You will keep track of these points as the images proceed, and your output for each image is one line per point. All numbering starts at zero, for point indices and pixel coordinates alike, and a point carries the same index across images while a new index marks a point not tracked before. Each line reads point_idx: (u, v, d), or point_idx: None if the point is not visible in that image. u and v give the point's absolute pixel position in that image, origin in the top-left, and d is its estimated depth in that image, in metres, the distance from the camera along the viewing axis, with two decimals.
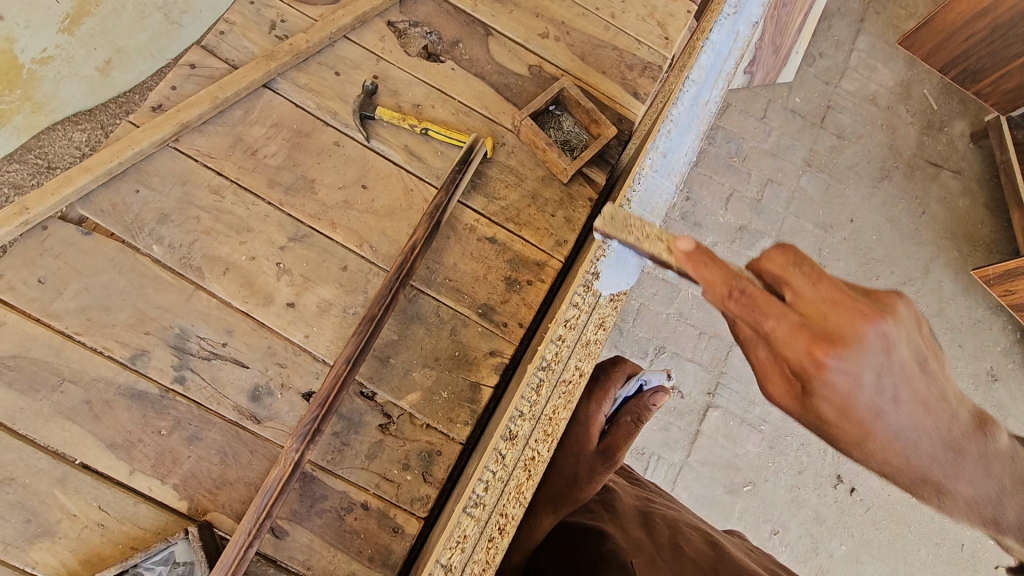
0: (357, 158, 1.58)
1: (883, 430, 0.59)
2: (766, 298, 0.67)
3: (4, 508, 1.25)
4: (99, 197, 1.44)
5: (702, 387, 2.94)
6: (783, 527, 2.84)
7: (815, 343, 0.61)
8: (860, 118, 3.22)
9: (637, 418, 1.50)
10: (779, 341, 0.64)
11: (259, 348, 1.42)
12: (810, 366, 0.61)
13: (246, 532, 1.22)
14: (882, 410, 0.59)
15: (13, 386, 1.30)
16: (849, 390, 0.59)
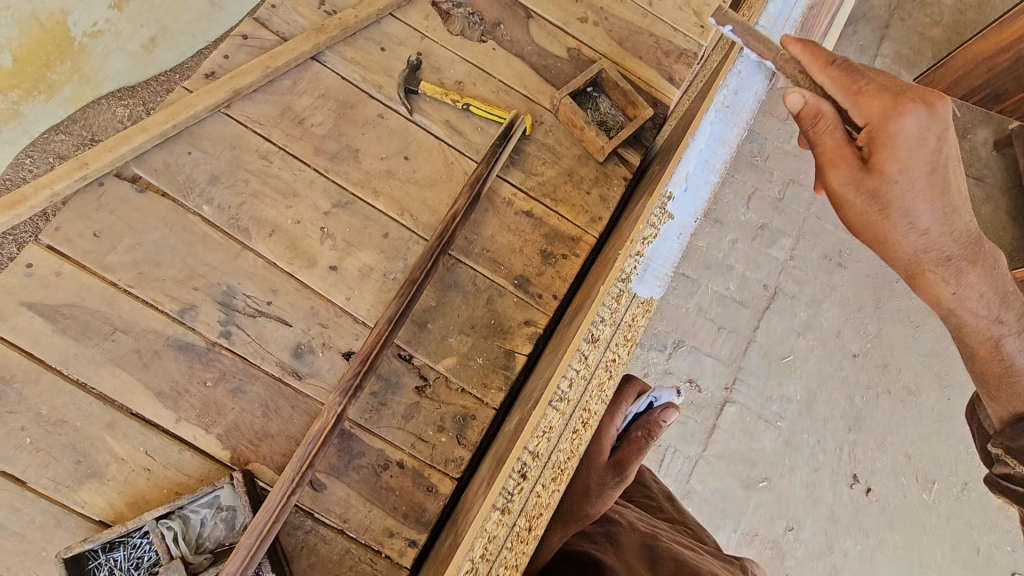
0: (399, 130, 1.63)
1: (907, 207, 1.11)
2: (858, 87, 1.12)
3: (56, 449, 1.29)
4: (153, 156, 1.48)
5: (720, 381, 2.95)
6: (798, 524, 2.86)
7: (896, 101, 1.09)
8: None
9: (647, 436, 1.47)
10: (866, 109, 1.11)
11: (303, 308, 1.46)
12: (891, 112, 1.09)
13: (287, 482, 1.25)
14: (915, 168, 1.09)
15: (67, 333, 1.35)
16: (913, 135, 1.08)
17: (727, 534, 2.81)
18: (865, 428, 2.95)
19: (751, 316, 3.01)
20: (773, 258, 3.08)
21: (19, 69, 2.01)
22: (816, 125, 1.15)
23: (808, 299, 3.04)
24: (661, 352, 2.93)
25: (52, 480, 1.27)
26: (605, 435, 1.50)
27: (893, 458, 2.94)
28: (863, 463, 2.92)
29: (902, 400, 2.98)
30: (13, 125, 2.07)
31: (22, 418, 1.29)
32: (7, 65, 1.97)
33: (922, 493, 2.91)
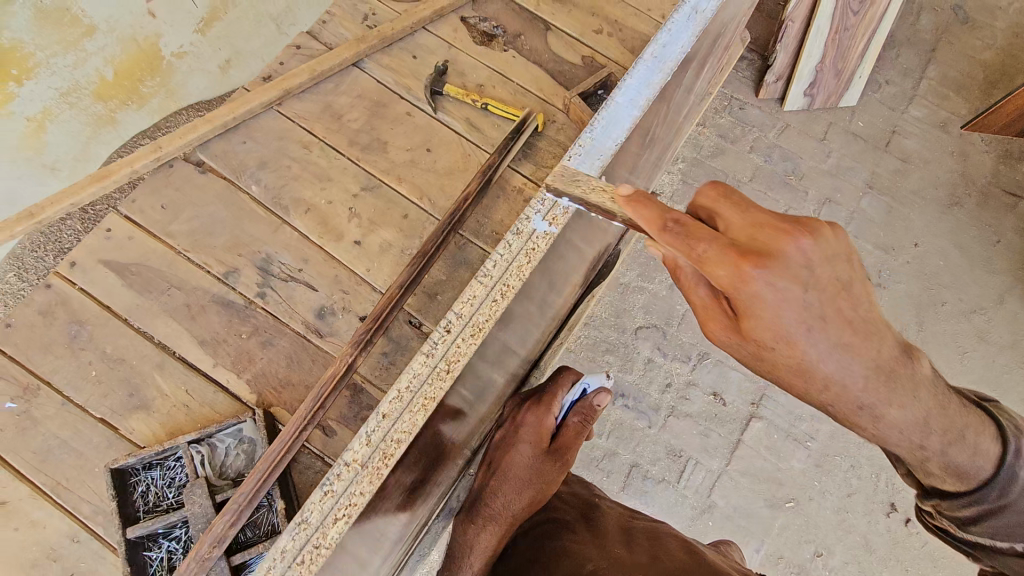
0: (424, 126, 1.82)
1: (808, 345, 0.67)
2: (697, 229, 0.71)
3: (115, 382, 1.51)
4: (215, 144, 1.73)
5: (747, 396, 2.58)
6: (828, 550, 2.45)
7: (741, 262, 0.66)
8: (929, 144, 2.94)
9: (584, 420, 1.33)
10: (718, 268, 0.68)
11: (328, 276, 1.64)
12: (736, 283, 0.67)
13: (300, 419, 1.38)
14: (799, 320, 0.66)
15: (134, 286, 1.58)
16: (768, 301, 0.66)
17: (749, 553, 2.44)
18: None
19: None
20: None
21: (118, 83, 2.34)
22: (676, 278, 0.79)
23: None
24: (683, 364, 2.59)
25: (109, 409, 1.48)
26: (542, 423, 1.31)
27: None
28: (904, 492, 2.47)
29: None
30: (110, 129, 2.36)
31: (91, 354, 1.52)
32: (110, 79, 2.31)
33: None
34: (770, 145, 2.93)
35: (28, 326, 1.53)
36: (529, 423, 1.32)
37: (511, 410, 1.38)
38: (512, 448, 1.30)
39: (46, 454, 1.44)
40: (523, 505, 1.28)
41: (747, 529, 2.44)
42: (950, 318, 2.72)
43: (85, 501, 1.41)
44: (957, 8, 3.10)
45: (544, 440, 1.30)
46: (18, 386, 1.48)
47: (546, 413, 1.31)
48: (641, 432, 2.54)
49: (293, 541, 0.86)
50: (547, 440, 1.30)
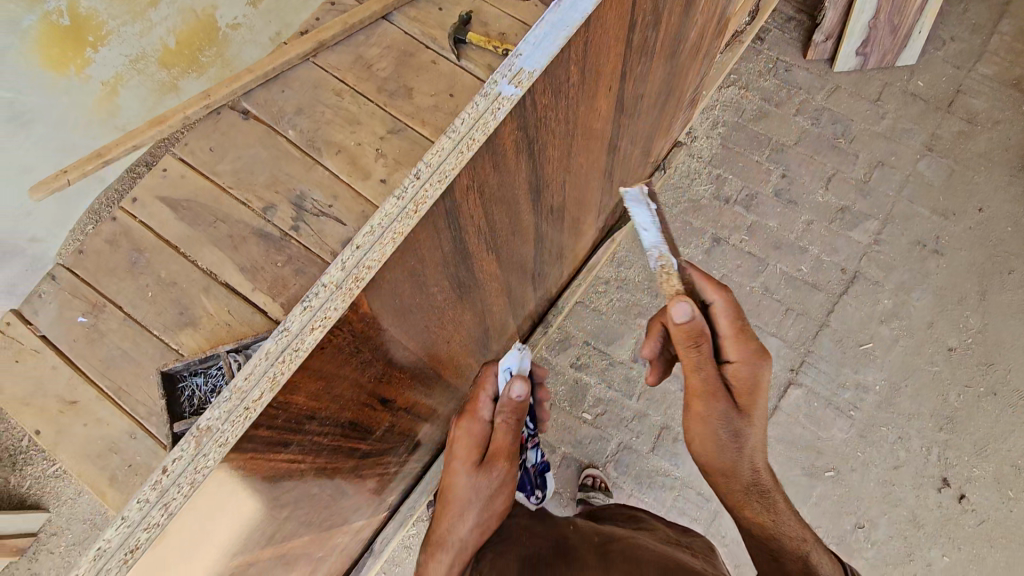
0: (448, 73, 1.89)
1: (753, 421, 1.07)
2: (737, 333, 1.07)
3: (168, 302, 1.68)
4: (257, 93, 1.87)
5: (786, 362, 2.42)
6: (870, 522, 2.24)
7: (755, 361, 1.06)
8: (997, 102, 2.68)
9: (513, 417, 1.09)
10: (734, 347, 1.07)
11: (357, 212, 1.76)
12: (737, 360, 1.07)
13: None
14: (755, 411, 1.07)
15: (185, 219, 1.75)
16: (746, 380, 1.06)
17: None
18: (961, 430, 2.31)
19: (825, 298, 2.48)
20: (854, 242, 2.54)
21: (180, 51, 2.53)
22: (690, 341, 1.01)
23: (894, 287, 2.47)
24: None
25: (162, 325, 1.66)
26: (474, 434, 1.12)
27: (996, 465, 2.28)
28: (955, 465, 2.29)
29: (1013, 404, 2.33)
30: (171, 95, 2.49)
31: (148, 278, 1.70)
32: (172, 47, 2.51)
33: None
34: (818, 108, 2.72)
35: (96, 252, 1.72)
36: (464, 431, 1.13)
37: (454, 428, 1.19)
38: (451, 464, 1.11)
39: (110, 362, 1.63)
40: (471, 529, 1.04)
41: None
42: (1016, 287, 2.45)
43: (141, 403, 1.59)
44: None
45: (477, 453, 1.10)
46: (89, 303, 1.68)
47: (476, 422, 1.13)
48: (672, 395, 2.41)
49: (178, 457, 0.62)
50: (479, 451, 1.10)
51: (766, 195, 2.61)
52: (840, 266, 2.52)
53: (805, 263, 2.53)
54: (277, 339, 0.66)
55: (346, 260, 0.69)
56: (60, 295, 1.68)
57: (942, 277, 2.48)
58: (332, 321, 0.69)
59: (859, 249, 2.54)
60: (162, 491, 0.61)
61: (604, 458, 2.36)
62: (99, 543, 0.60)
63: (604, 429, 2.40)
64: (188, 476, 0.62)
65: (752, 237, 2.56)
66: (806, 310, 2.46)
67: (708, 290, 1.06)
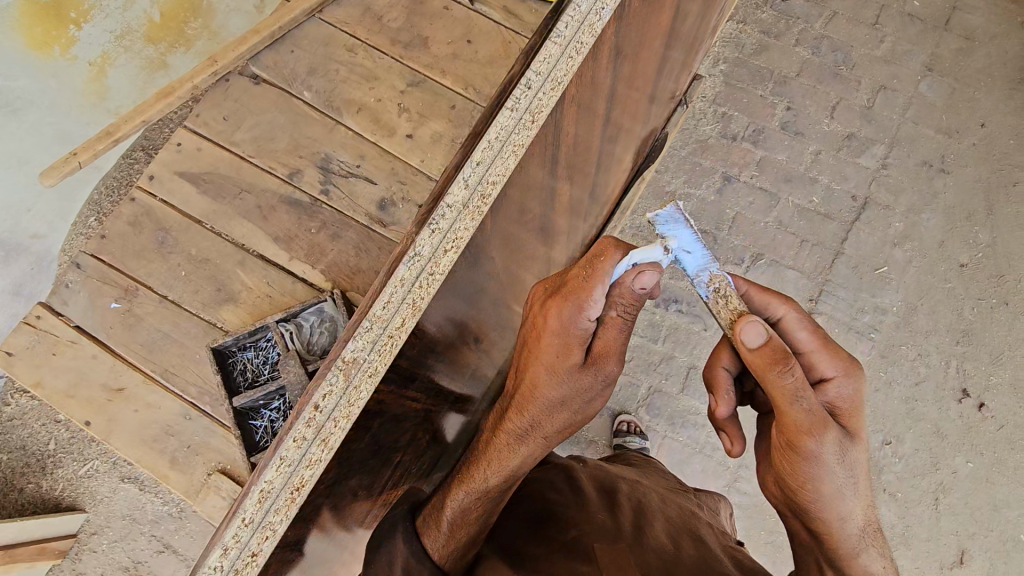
0: (463, 19, 1.82)
1: (858, 458, 0.83)
2: (828, 349, 0.86)
3: (204, 279, 1.62)
4: (265, 56, 1.78)
5: (805, 293, 2.42)
6: (897, 439, 2.30)
7: (852, 379, 0.85)
8: (994, 15, 2.59)
9: (630, 316, 0.85)
10: (824, 363, 0.86)
11: (385, 170, 1.70)
12: (834, 379, 0.85)
13: None
14: (859, 450, 0.83)
15: (209, 194, 1.68)
16: (848, 400, 0.85)
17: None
18: (978, 341, 2.36)
19: (838, 227, 2.46)
20: (862, 168, 2.50)
21: (165, 24, 2.39)
22: (788, 371, 0.77)
23: (905, 209, 2.46)
24: (736, 265, 2.44)
25: (201, 302, 1.61)
26: (570, 328, 0.85)
27: (1014, 372, 2.35)
28: (975, 375, 2.34)
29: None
30: (160, 73, 2.36)
31: (179, 257, 1.64)
32: (157, 20, 2.38)
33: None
34: (817, 37, 2.60)
35: (120, 236, 1.65)
36: (554, 322, 0.85)
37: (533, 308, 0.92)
38: (537, 355, 0.89)
39: (152, 345, 1.58)
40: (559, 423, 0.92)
41: None
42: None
43: (191, 384, 1.55)
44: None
45: (576, 350, 0.87)
46: (120, 288, 1.62)
47: (579, 315, 0.83)
48: (698, 335, 2.42)
49: (329, 393, 0.61)
50: (579, 352, 0.86)
51: (773, 128, 2.55)
52: (852, 193, 2.49)
53: (816, 194, 2.49)
54: (417, 260, 0.65)
55: (469, 177, 0.68)
56: (88, 282, 1.62)
57: (955, 193, 2.47)
58: (459, 241, 0.69)
59: (868, 174, 2.51)
60: (322, 425, 0.61)
61: (636, 403, 2.38)
62: (260, 486, 0.58)
63: (634, 376, 2.41)
64: (343, 409, 0.62)
65: (762, 172, 2.51)
66: (821, 240, 2.45)
67: (770, 308, 0.89)
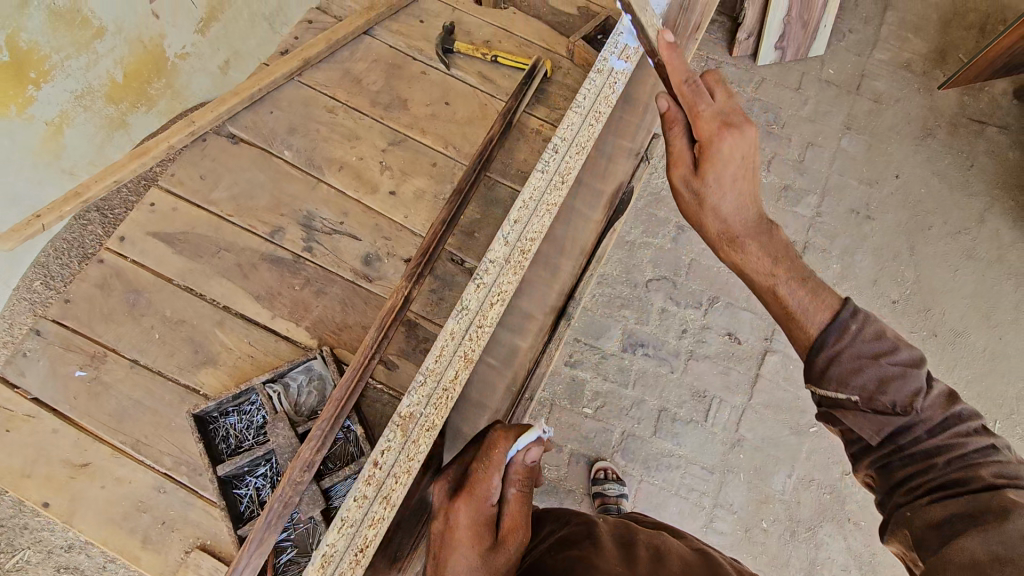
0: (440, 83, 1.91)
1: (718, 200, 1.08)
2: (704, 111, 1.09)
3: (180, 342, 1.56)
4: (245, 116, 1.80)
5: (760, 331, 2.55)
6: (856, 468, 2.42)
7: (724, 127, 1.07)
8: (896, 82, 2.93)
9: (525, 484, 1.05)
10: (701, 126, 1.10)
11: (370, 226, 1.72)
12: (714, 136, 1.08)
13: (351, 377, 1.41)
14: (721, 142, 1.08)
15: (185, 252, 1.64)
16: (725, 153, 1.07)
17: (779, 481, 2.40)
18: None
19: None
20: (799, 216, 2.75)
21: (128, 84, 2.40)
22: (670, 131, 1.14)
23: (839, 251, 2.70)
24: (695, 308, 2.56)
25: (177, 366, 1.53)
26: (478, 513, 1.01)
27: None
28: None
29: (953, 342, 2.62)
30: (122, 132, 2.42)
31: (152, 319, 1.57)
32: (120, 80, 2.37)
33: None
34: (749, 100, 2.88)
35: (87, 299, 1.57)
36: (472, 504, 1.02)
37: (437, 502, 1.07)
38: (448, 550, 0.99)
39: (121, 415, 1.48)
40: None
41: (776, 459, 2.41)
42: (939, 241, 2.73)
43: (166, 454, 1.46)
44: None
45: (485, 533, 1.00)
46: (85, 354, 1.52)
47: (483, 498, 1.02)
48: (665, 378, 2.49)
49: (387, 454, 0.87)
50: (489, 533, 1.00)
51: None
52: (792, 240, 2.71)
53: None
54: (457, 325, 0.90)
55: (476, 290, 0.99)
56: (50, 349, 1.52)
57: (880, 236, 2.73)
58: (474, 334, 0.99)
59: (804, 222, 2.76)
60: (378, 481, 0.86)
61: (610, 448, 2.41)
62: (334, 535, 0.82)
63: (606, 421, 2.45)
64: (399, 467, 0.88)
65: None
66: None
67: (672, 90, 1.16)
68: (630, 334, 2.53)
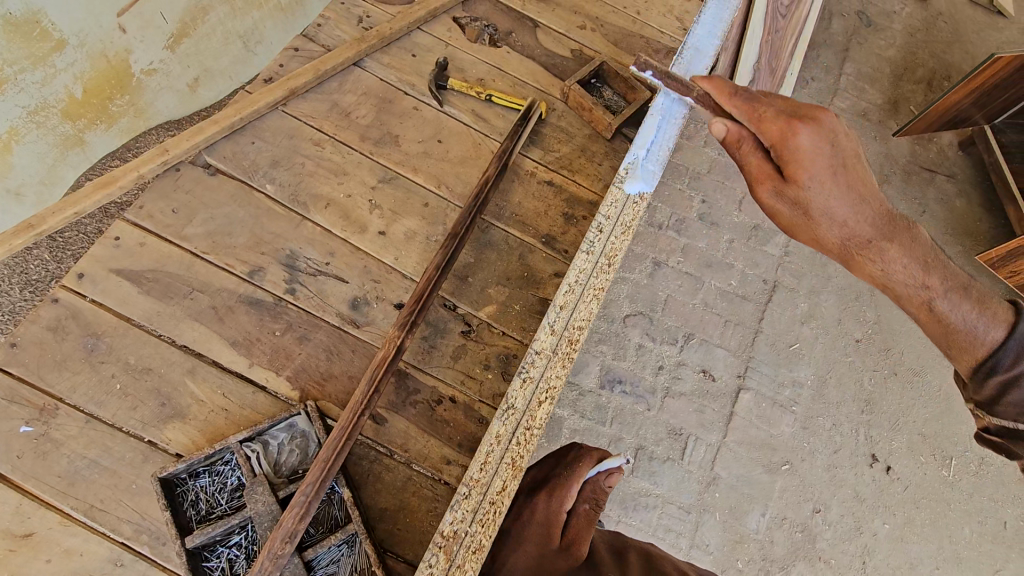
0: (432, 120, 1.85)
1: (829, 191, 1.11)
2: (759, 104, 1.12)
3: (144, 393, 1.42)
4: (222, 147, 1.69)
5: (733, 369, 2.55)
6: (825, 506, 2.38)
7: (792, 123, 1.10)
8: (857, 130, 3.03)
9: (596, 504, 1.11)
10: (767, 131, 1.11)
11: (357, 267, 1.63)
12: (785, 139, 1.10)
13: (339, 438, 1.31)
14: (804, 146, 1.09)
15: (152, 293, 1.50)
16: (812, 157, 1.09)
17: (752, 521, 2.33)
18: (878, 409, 2.54)
19: (755, 307, 2.65)
20: (770, 255, 2.75)
21: (87, 100, 2.23)
22: (738, 148, 1.16)
23: (807, 291, 2.70)
24: (672, 346, 2.55)
25: (140, 421, 1.39)
26: (552, 512, 1.09)
27: (908, 436, 2.52)
28: (880, 441, 2.49)
29: (911, 383, 2.59)
30: (77, 152, 2.28)
31: (113, 367, 1.43)
32: (78, 97, 2.19)
33: (943, 470, 2.47)
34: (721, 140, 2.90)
35: (37, 343, 1.41)
36: (544, 510, 1.10)
37: (521, 497, 1.18)
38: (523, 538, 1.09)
39: (73, 476, 1.33)
40: None
41: (749, 499, 2.35)
42: None
43: (124, 521, 1.31)
44: (861, 14, 3.32)
45: (554, 534, 1.07)
46: (33, 408, 1.37)
47: (558, 501, 1.10)
48: (642, 415, 2.43)
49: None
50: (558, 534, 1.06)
51: (692, 219, 2.77)
52: (762, 278, 2.72)
53: (734, 279, 2.69)
54: (502, 426, 1.09)
55: (515, 404, 1.11)
56: None
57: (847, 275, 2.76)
58: (528, 435, 1.11)
59: (774, 260, 2.76)
60: None
61: None
62: None
63: None
64: None
65: (685, 257, 2.69)
66: (741, 320, 2.63)
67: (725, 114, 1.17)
68: (607, 370, 2.48)
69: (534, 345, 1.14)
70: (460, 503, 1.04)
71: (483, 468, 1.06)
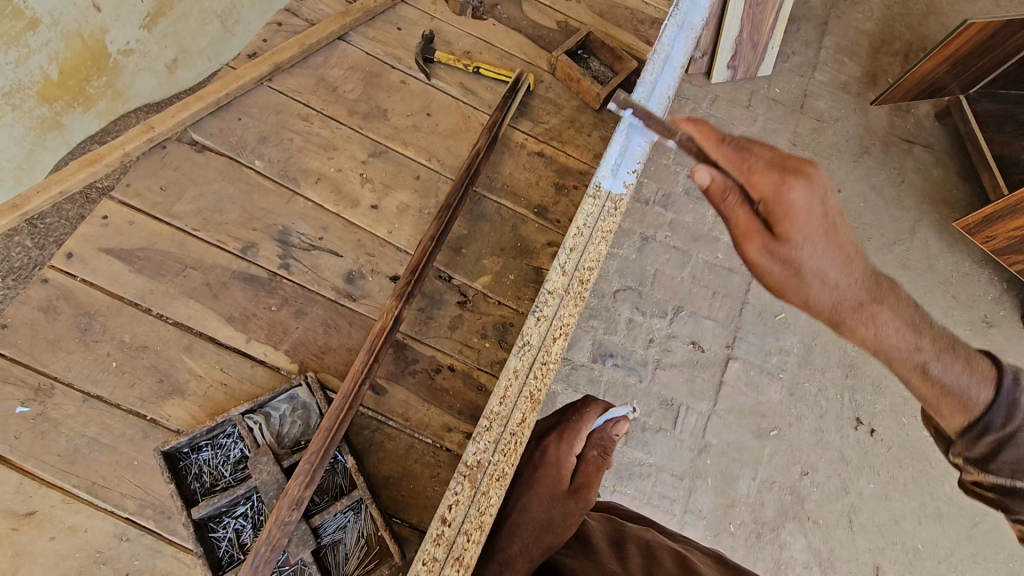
0: (420, 93, 1.84)
1: (810, 261, 0.91)
2: (747, 147, 0.96)
3: (141, 371, 1.41)
4: (208, 123, 1.67)
5: (721, 338, 2.60)
6: (813, 468, 2.46)
7: (784, 180, 0.91)
8: (837, 101, 3.07)
9: (603, 452, 1.22)
10: (756, 182, 0.94)
11: (351, 242, 1.62)
12: (776, 193, 0.91)
13: (343, 401, 1.33)
14: (799, 204, 0.91)
15: (144, 271, 1.49)
16: (801, 210, 0.90)
17: (743, 485, 2.40)
18: (862, 372, 2.62)
19: (741, 279, 2.70)
20: None
21: (63, 82, 2.18)
22: (724, 200, 0.98)
23: None
24: (661, 318, 2.59)
25: (138, 398, 1.39)
26: (562, 454, 1.19)
27: (891, 399, 2.60)
28: (863, 404, 2.57)
29: None
30: (55, 135, 2.21)
31: (108, 346, 1.42)
32: (54, 78, 2.14)
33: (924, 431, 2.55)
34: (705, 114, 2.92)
35: (28, 324, 1.40)
36: (555, 454, 1.19)
37: (532, 443, 1.25)
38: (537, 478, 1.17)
39: (74, 454, 1.33)
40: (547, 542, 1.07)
41: (739, 464, 2.42)
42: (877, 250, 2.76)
43: (128, 497, 1.31)
44: None
45: (564, 477, 1.16)
46: (28, 388, 1.36)
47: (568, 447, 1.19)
48: (634, 387, 2.47)
49: (456, 507, 1.00)
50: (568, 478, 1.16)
51: (678, 193, 2.80)
52: None
53: (721, 251, 2.73)
54: (519, 362, 1.10)
55: (531, 342, 1.11)
56: None
57: None
58: (544, 370, 1.12)
59: None
60: (445, 542, 0.97)
61: None
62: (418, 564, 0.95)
63: None
64: (469, 520, 0.99)
65: (673, 232, 2.73)
66: (729, 291, 2.67)
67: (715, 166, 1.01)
68: (599, 343, 2.52)
69: (546, 287, 1.15)
70: (482, 434, 1.06)
71: (503, 402, 1.08)
